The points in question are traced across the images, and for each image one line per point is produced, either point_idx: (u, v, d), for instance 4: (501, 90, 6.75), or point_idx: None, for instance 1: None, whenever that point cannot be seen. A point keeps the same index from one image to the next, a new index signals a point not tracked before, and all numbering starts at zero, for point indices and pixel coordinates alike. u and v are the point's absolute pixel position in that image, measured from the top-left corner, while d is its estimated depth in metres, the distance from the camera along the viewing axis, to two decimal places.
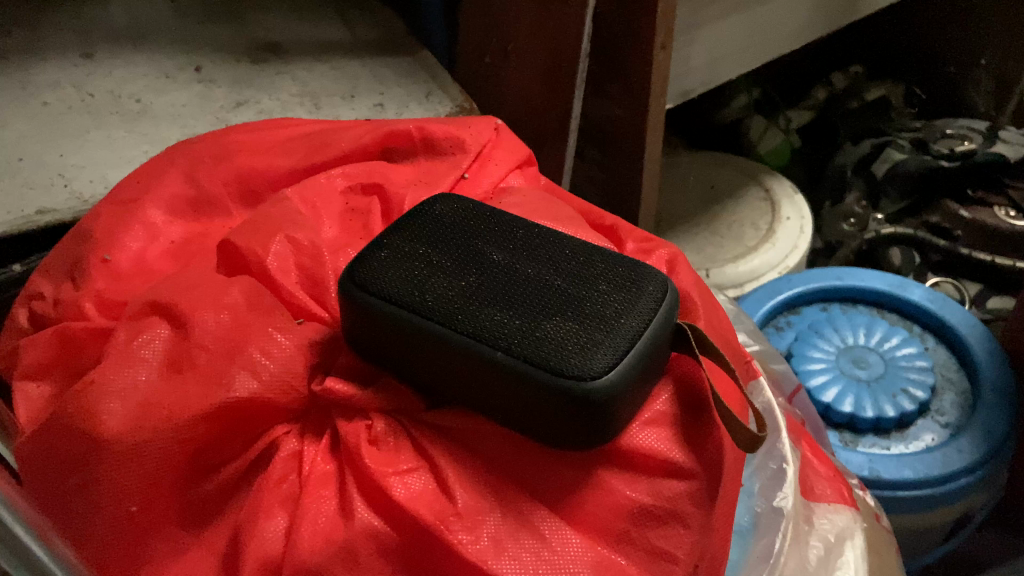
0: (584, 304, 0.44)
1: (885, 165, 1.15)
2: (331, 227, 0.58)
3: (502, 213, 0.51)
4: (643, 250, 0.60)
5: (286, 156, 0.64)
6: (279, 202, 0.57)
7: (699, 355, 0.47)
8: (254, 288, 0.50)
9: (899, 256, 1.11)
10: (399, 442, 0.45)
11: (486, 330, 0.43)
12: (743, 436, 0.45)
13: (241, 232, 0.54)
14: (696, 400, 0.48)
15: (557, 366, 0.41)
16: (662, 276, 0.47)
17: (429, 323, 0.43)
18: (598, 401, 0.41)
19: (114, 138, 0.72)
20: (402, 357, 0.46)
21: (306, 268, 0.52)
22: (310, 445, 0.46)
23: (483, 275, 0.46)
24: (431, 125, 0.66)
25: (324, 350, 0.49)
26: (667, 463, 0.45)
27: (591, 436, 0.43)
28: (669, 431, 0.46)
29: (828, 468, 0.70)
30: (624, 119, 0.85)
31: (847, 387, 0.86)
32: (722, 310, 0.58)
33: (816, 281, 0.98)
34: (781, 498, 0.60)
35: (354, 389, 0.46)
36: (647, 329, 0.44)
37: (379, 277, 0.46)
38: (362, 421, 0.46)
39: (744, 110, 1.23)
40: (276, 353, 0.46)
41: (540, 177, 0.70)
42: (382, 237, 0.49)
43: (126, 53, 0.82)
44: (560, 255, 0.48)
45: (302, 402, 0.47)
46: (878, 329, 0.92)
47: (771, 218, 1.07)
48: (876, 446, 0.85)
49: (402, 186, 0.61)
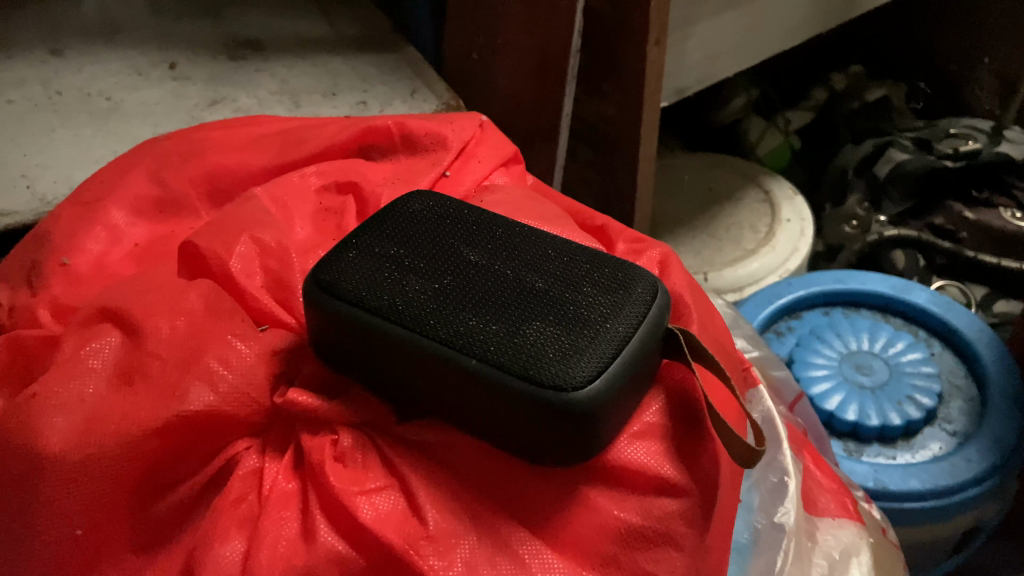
0: (567, 307, 0.41)
1: (887, 166, 1.11)
2: (303, 228, 0.54)
3: (482, 211, 0.48)
4: (633, 251, 0.57)
5: (258, 154, 0.61)
6: (247, 202, 0.54)
7: (691, 361, 0.44)
8: (214, 292, 0.46)
9: (902, 258, 1.08)
10: (368, 458, 0.42)
11: (461, 335, 0.39)
12: (739, 450, 0.41)
13: (204, 233, 0.50)
14: (688, 411, 0.44)
15: (536, 374, 0.38)
16: (652, 277, 0.44)
17: (398, 327, 0.40)
18: (581, 412, 0.38)
19: (82, 137, 0.69)
20: (371, 365, 0.42)
21: (272, 271, 0.49)
22: (271, 462, 0.42)
23: (458, 276, 0.43)
24: (412, 121, 0.63)
25: (288, 359, 0.45)
26: (658, 480, 0.41)
27: (574, 449, 0.39)
28: (659, 445, 0.42)
29: (832, 480, 0.66)
30: (617, 117, 0.82)
31: (850, 395, 0.83)
32: (718, 315, 0.55)
33: (818, 285, 0.95)
34: (782, 514, 0.57)
35: (319, 401, 0.43)
36: (636, 334, 0.41)
37: (345, 279, 0.42)
38: (328, 435, 0.42)
39: (743, 109, 1.19)
40: (235, 362, 0.43)
41: (527, 176, 0.67)
42: (352, 236, 0.45)
43: (97, 50, 0.78)
44: (543, 255, 0.44)
45: (263, 415, 0.43)
46: (883, 334, 0.88)
47: (770, 220, 1.04)
48: (881, 455, 0.81)
49: (379, 185, 0.58)
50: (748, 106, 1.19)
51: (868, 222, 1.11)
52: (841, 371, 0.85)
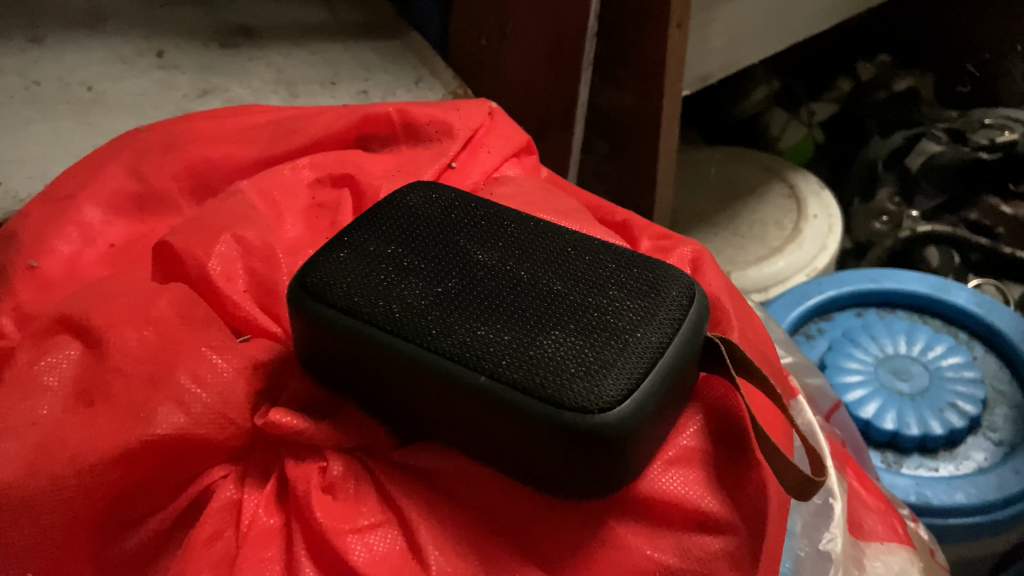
0: (590, 314, 0.35)
1: (920, 159, 1.03)
2: (294, 226, 0.49)
3: (491, 205, 0.42)
4: (660, 249, 0.51)
5: (245, 145, 0.55)
6: (232, 196, 0.49)
7: (736, 376, 0.38)
8: (187, 297, 0.41)
9: (936, 256, 1.00)
10: (361, 488, 0.37)
11: (468, 348, 0.34)
12: (792, 476, 0.35)
13: (182, 232, 0.45)
14: (730, 433, 0.38)
15: (555, 394, 0.32)
16: (687, 278, 0.38)
17: (395, 337, 0.35)
18: (608, 437, 0.32)
19: (60, 129, 0.64)
20: (365, 381, 0.37)
21: (257, 273, 0.44)
22: (251, 492, 0.37)
23: (463, 278, 0.37)
24: (414, 108, 0.57)
25: (272, 375, 0.40)
26: (697, 513, 0.36)
27: (600, 479, 0.34)
28: (698, 473, 0.37)
29: (878, 499, 0.60)
30: (635, 107, 0.76)
31: (888, 401, 0.76)
32: (757, 320, 0.49)
33: (851, 284, 0.87)
34: (827, 540, 0.51)
35: (304, 422, 0.37)
36: (672, 344, 0.35)
37: (335, 283, 0.37)
38: (315, 462, 0.37)
39: (764, 102, 1.10)
40: (209, 379, 0.38)
41: (541, 168, 0.61)
42: (342, 234, 0.40)
43: (79, 38, 0.73)
44: (562, 254, 0.39)
45: (243, 439, 0.38)
46: (922, 336, 0.81)
47: (796, 216, 0.97)
48: (923, 467, 0.75)
49: (379, 178, 0.52)
50: (771, 99, 1.10)
51: (900, 218, 1.05)
52: (878, 376, 0.78)
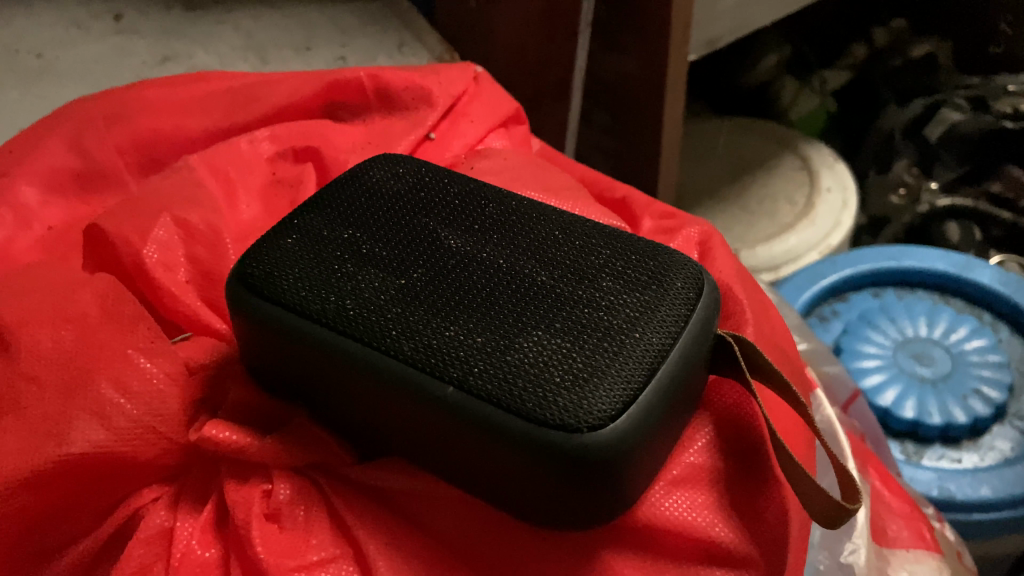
0: (580, 310, 0.30)
1: (939, 129, 0.93)
2: (250, 206, 0.43)
3: (468, 181, 0.37)
4: (663, 230, 0.46)
5: (199, 115, 0.49)
6: (178, 172, 0.43)
7: (752, 380, 0.33)
8: (117, 292, 0.36)
9: (956, 231, 0.91)
10: (313, 515, 0.31)
11: (433, 352, 0.28)
12: (817, 498, 0.30)
13: (117, 213, 0.39)
14: (744, 446, 0.33)
15: (536, 410, 0.27)
16: (695, 266, 0.33)
17: (349, 339, 0.29)
18: (599, 460, 0.27)
19: (4, 101, 0.58)
20: (317, 392, 0.31)
21: (202, 262, 0.38)
22: (185, 518, 0.31)
23: (430, 267, 0.32)
24: (389, 72, 0.51)
25: (211, 381, 0.35)
26: (705, 542, 0.30)
27: (592, 509, 0.29)
28: (706, 495, 0.31)
29: (904, 501, 0.54)
30: (635, 75, 0.70)
31: (907, 388, 0.66)
32: (774, 311, 0.44)
33: (868, 261, 0.76)
34: (850, 552, 0.45)
35: (244, 438, 0.32)
36: (676, 346, 0.30)
37: (280, 275, 0.31)
38: (259, 484, 0.32)
39: (775, 69, 0.98)
40: (136, 387, 0.32)
41: (532, 140, 0.55)
42: (292, 216, 0.34)
43: (31, 2, 0.67)
44: (548, 238, 0.33)
45: (176, 455, 0.32)
46: (944, 318, 0.70)
47: (809, 190, 0.87)
48: (945, 459, 0.65)
49: (349, 152, 0.47)
50: (783, 65, 0.98)
51: (918, 190, 0.94)
52: (896, 361, 0.67)
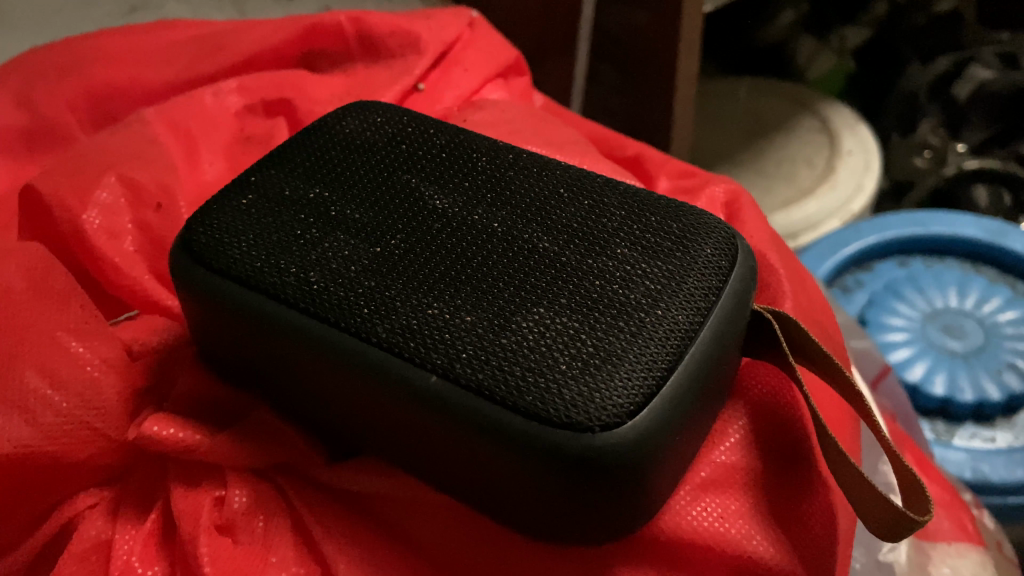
0: (588, 282, 0.25)
1: (968, 87, 0.78)
2: (213, 165, 0.38)
3: (457, 131, 0.31)
4: (682, 191, 0.40)
5: (161, 64, 0.44)
6: (130, 127, 0.38)
7: (795, 365, 0.28)
8: (49, 263, 0.31)
9: (984, 195, 0.78)
10: (274, 525, 0.27)
11: (411, 333, 0.24)
12: (873, 506, 0.25)
13: (53, 173, 0.34)
14: (784, 442, 0.28)
15: (537, 405, 0.22)
16: (727, 228, 0.27)
17: (312, 319, 0.24)
18: (613, 464, 0.22)
19: None
20: (279, 382, 0.27)
21: (153, 228, 0.34)
22: (125, 529, 0.27)
23: (410, 231, 0.26)
24: (372, 15, 0.46)
25: (160, 368, 0.30)
26: (738, 558, 0.26)
27: (602, 523, 0.24)
28: (741, 501, 0.27)
29: (944, 489, 0.46)
30: (645, 26, 0.61)
31: (938, 361, 0.55)
32: (810, 283, 0.38)
33: (894, 226, 0.64)
34: (889, 549, 0.39)
35: (193, 434, 0.27)
36: (705, 325, 0.24)
37: (231, 243, 0.26)
38: (211, 490, 0.27)
39: (792, 27, 0.81)
40: (68, 378, 0.28)
41: (534, 94, 0.50)
42: (248, 174, 0.29)
43: None
44: (551, 197, 0.28)
45: (116, 455, 0.28)
46: (977, 287, 0.59)
47: (828, 152, 0.75)
48: (977, 439, 0.54)
49: (326, 104, 0.41)
50: (801, 22, 0.82)
51: (944, 153, 0.81)
52: (925, 333, 0.57)
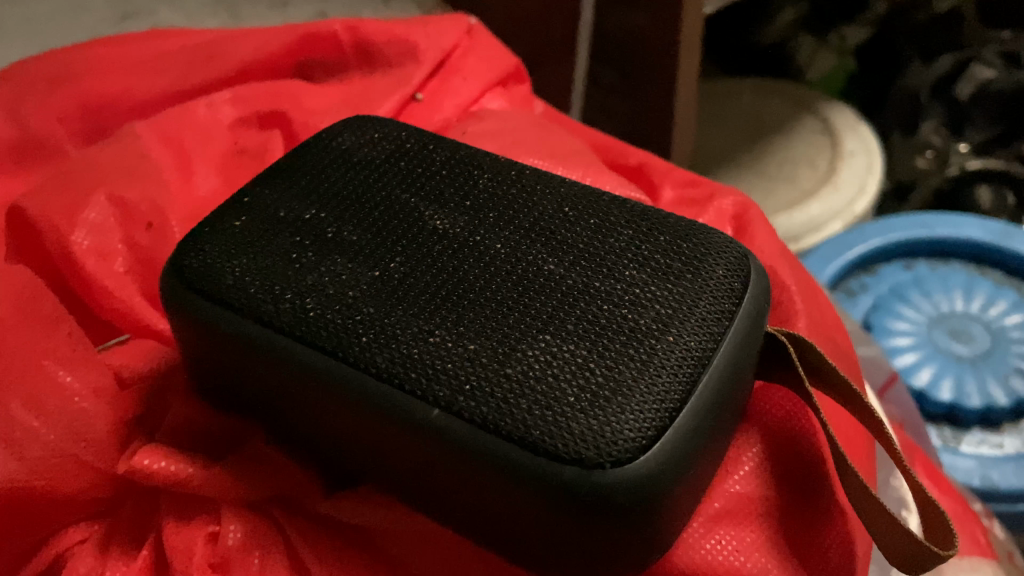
0: (596, 306, 0.24)
1: (970, 86, 0.76)
2: (206, 179, 0.37)
3: (457, 146, 0.30)
4: (691, 202, 0.39)
5: (153, 75, 0.43)
6: (121, 141, 0.37)
7: (809, 387, 0.27)
8: (36, 287, 0.30)
9: (988, 196, 0.76)
10: (269, 561, 0.25)
11: (412, 362, 0.23)
12: (892, 535, 0.24)
13: (41, 190, 0.33)
14: (799, 467, 0.27)
15: (545, 440, 0.21)
16: (738, 247, 0.26)
17: (309, 348, 0.23)
18: (623, 501, 0.21)
19: None
20: (273, 410, 0.26)
21: (143, 248, 0.33)
22: (115, 564, 0.26)
23: (410, 254, 0.25)
24: (369, 22, 0.45)
25: (152, 396, 0.29)
26: None
27: (609, 558, 0.23)
28: (756, 532, 0.26)
29: (956, 502, 0.44)
30: (646, 29, 0.60)
31: (944, 366, 0.54)
32: (820, 294, 0.37)
33: (899, 229, 0.63)
34: None
35: (186, 465, 0.26)
36: (718, 352, 0.23)
37: (223, 267, 0.25)
38: (204, 525, 0.26)
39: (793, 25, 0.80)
40: (55, 409, 0.27)
41: (535, 101, 0.48)
42: (242, 193, 0.28)
43: None
44: (555, 216, 0.27)
45: (107, 488, 0.27)
46: (982, 291, 0.58)
47: (830, 153, 0.74)
48: (985, 445, 0.53)
49: (322, 115, 0.40)
50: (802, 19, 0.80)
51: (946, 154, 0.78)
52: (931, 338, 0.55)
